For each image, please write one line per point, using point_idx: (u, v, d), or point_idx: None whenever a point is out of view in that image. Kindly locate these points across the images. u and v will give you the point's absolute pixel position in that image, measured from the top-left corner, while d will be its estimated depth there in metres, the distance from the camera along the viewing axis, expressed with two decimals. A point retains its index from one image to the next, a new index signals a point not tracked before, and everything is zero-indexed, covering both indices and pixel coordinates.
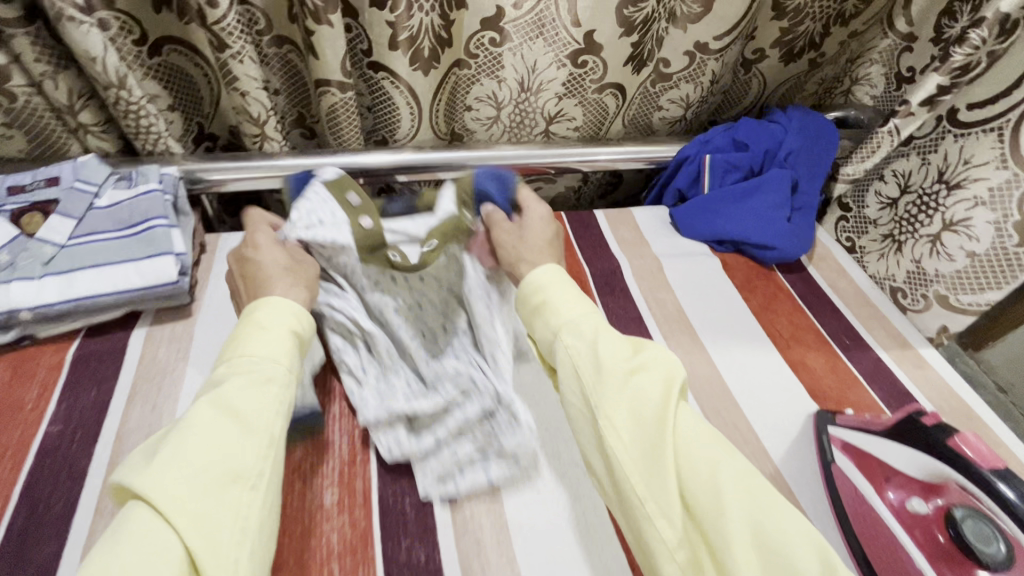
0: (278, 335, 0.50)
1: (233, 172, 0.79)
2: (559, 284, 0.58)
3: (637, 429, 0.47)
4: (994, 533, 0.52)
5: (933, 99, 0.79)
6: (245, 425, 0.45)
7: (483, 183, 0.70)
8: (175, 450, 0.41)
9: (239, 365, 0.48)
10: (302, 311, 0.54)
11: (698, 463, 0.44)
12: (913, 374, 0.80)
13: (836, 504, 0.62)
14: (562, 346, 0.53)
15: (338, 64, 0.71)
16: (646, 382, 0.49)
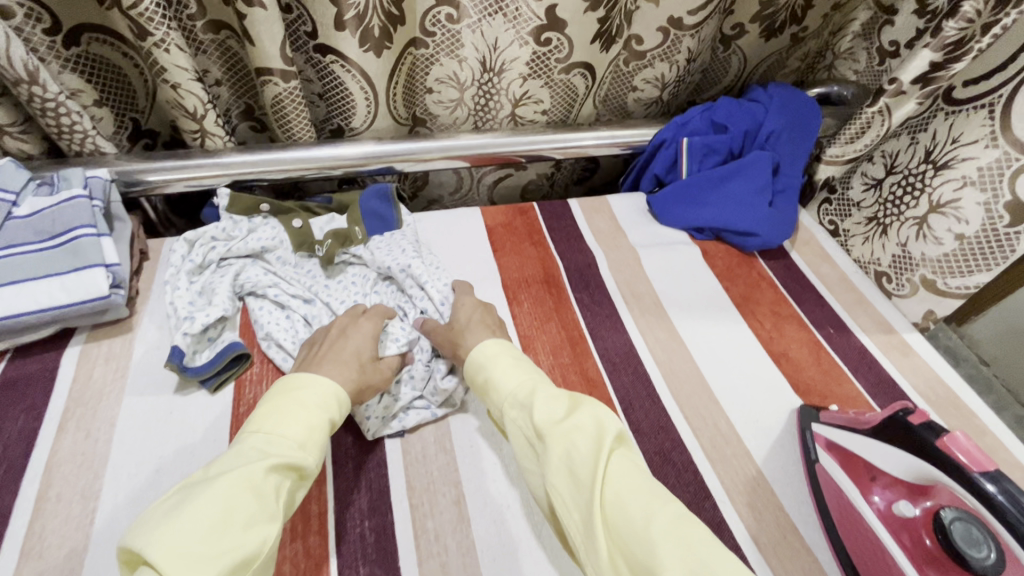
0: (314, 418, 0.50)
1: (173, 173, 0.73)
2: (500, 357, 0.57)
3: (574, 486, 0.46)
4: (983, 536, 0.48)
5: (926, 76, 0.75)
6: (268, 507, 0.42)
7: (367, 205, 0.78)
8: (202, 521, 0.39)
9: (271, 439, 0.47)
10: (343, 395, 0.53)
11: (629, 520, 0.42)
12: (898, 362, 0.77)
13: (821, 506, 0.59)
14: (508, 419, 0.53)
15: (277, 49, 0.65)
16: (580, 439, 0.47)
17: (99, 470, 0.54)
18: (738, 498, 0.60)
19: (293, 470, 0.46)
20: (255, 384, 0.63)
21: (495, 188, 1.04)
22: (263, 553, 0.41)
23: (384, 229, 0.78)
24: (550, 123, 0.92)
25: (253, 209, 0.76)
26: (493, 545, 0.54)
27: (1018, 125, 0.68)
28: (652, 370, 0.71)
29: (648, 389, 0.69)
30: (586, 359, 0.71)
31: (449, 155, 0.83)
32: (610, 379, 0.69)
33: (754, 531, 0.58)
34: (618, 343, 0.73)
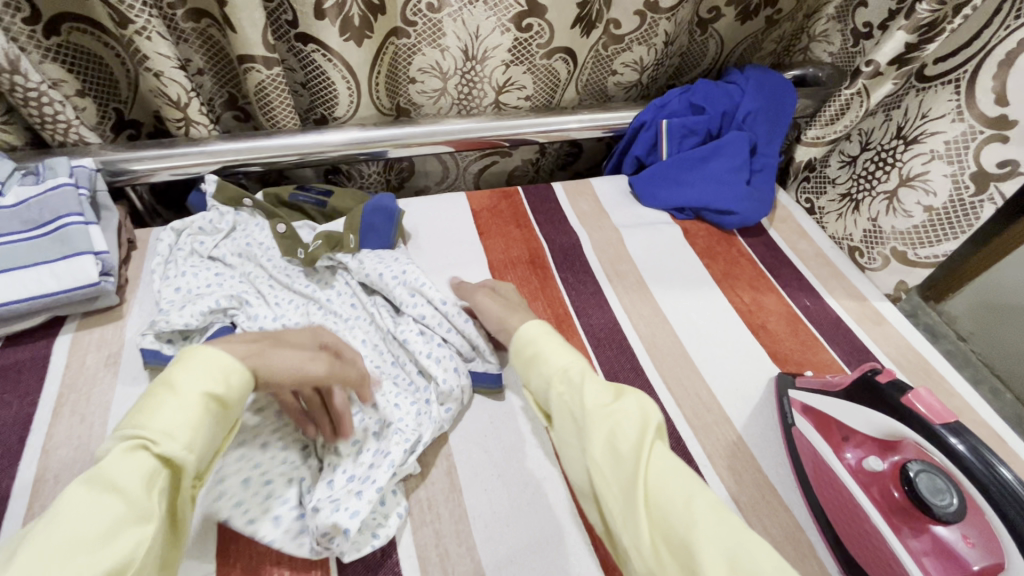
0: (185, 404, 0.43)
1: (158, 161, 0.73)
2: (550, 337, 0.59)
3: (616, 464, 0.48)
4: (947, 485, 0.51)
5: (903, 57, 0.77)
6: (135, 507, 0.38)
7: (369, 217, 0.75)
8: (53, 542, 0.34)
9: (132, 437, 0.40)
10: (230, 373, 0.46)
11: (672, 499, 0.44)
12: (871, 330, 0.80)
13: (797, 463, 0.62)
14: (557, 395, 0.54)
15: (259, 36, 0.66)
16: (628, 425, 0.50)
17: (96, 452, 0.55)
18: (719, 462, 0.63)
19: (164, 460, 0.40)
20: None
21: (481, 175, 1.06)
22: (141, 555, 0.37)
23: (377, 245, 0.75)
24: (533, 108, 0.93)
25: (237, 202, 0.77)
26: (484, 511, 0.56)
27: (981, 101, 0.71)
28: (636, 345, 0.73)
29: (631, 363, 0.71)
30: (572, 335, 0.73)
31: (434, 140, 0.84)
32: (595, 353, 0.71)
33: (735, 493, 0.61)
34: (603, 320, 0.75)
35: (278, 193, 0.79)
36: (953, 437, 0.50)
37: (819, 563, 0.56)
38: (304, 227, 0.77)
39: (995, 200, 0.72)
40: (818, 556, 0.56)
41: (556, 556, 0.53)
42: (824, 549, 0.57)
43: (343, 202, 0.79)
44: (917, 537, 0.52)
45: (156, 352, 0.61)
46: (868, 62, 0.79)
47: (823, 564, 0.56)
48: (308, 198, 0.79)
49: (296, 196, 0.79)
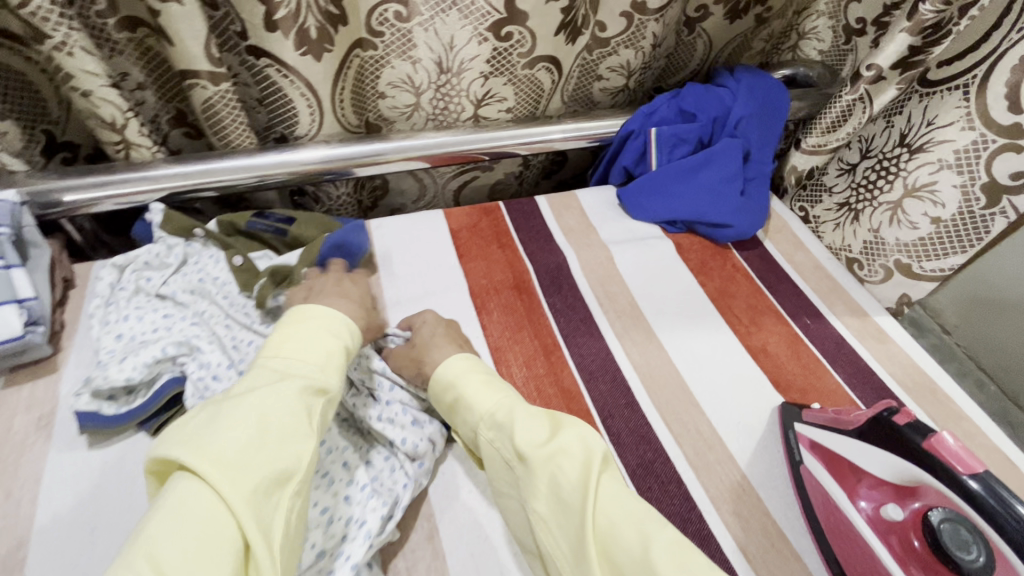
0: (330, 344, 0.50)
1: (97, 190, 0.65)
2: (470, 374, 0.55)
3: (560, 514, 0.45)
4: (971, 537, 0.46)
5: (905, 61, 0.72)
6: (302, 423, 0.43)
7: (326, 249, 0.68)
8: (242, 437, 0.40)
9: (290, 362, 0.47)
10: (353, 329, 0.54)
11: (625, 547, 0.41)
12: (874, 349, 0.76)
13: (808, 509, 0.58)
14: (483, 439, 0.51)
15: (202, 49, 0.58)
16: (568, 464, 0.46)
17: (23, 535, 0.48)
18: (724, 507, 0.58)
19: (321, 391, 0.47)
20: None
21: (460, 191, 0.99)
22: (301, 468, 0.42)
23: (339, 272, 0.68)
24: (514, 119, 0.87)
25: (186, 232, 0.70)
26: None
27: (994, 108, 0.67)
28: (631, 376, 0.68)
29: (627, 398, 0.66)
30: (562, 369, 0.68)
31: (407, 156, 0.78)
32: (587, 389, 0.66)
33: (742, 542, 0.56)
34: (594, 349, 0.70)
35: (233, 220, 0.71)
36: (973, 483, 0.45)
37: None
38: (262, 257, 0.70)
39: (1007, 212, 0.68)
40: None
41: None
42: None
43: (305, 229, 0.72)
44: None
45: (93, 413, 0.54)
46: (869, 66, 0.75)
47: None
48: (265, 225, 0.72)
49: (252, 222, 0.71)
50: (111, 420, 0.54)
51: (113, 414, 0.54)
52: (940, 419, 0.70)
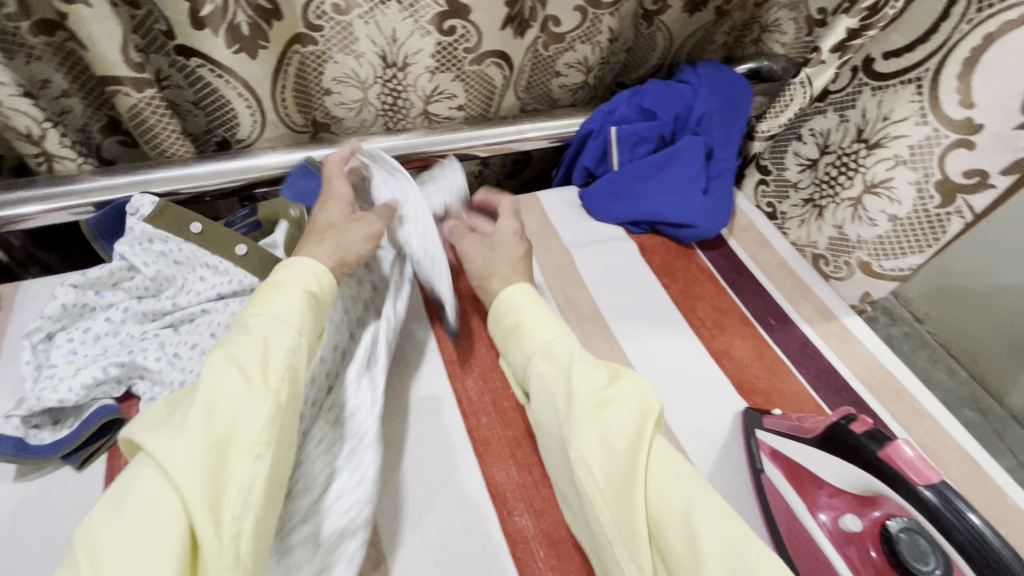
0: (290, 293, 0.47)
1: (22, 206, 0.61)
2: (532, 306, 0.58)
3: (608, 459, 0.45)
4: (929, 550, 0.45)
5: (842, 44, 0.74)
6: (258, 386, 0.41)
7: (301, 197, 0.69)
8: (194, 410, 0.38)
9: (251, 321, 0.45)
10: (323, 271, 0.51)
11: (666, 499, 0.42)
12: (838, 349, 0.75)
13: (771, 522, 0.57)
14: (536, 372, 0.52)
15: (120, 53, 0.55)
16: (622, 411, 0.48)
17: None
18: None
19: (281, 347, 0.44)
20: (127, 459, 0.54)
21: None
22: (260, 435, 0.40)
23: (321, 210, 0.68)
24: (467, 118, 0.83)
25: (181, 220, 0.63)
26: None
27: (947, 102, 0.65)
28: None
29: None
30: None
31: None
32: None
33: None
34: None
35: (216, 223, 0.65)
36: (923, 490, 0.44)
37: None
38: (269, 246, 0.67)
39: (963, 213, 0.67)
40: None
41: None
42: None
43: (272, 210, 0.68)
44: None
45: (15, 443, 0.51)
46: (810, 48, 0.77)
47: None
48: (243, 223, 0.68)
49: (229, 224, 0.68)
50: (37, 451, 0.51)
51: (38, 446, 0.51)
52: (902, 419, 0.69)
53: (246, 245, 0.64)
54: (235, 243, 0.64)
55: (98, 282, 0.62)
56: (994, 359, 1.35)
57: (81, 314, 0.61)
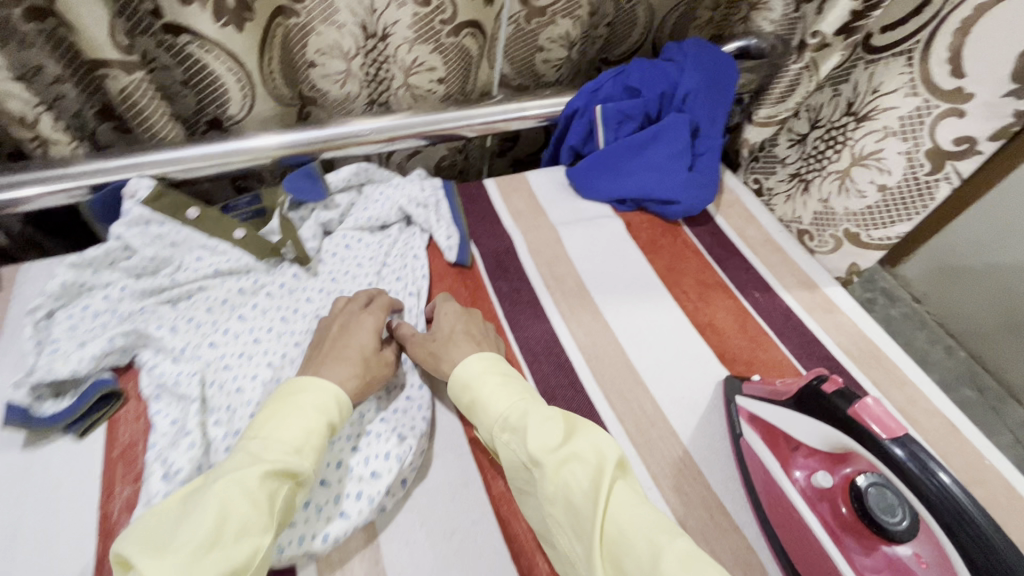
0: (313, 421, 0.48)
1: (16, 190, 0.62)
2: (488, 374, 0.54)
3: (572, 516, 0.44)
4: (897, 501, 0.48)
5: (848, 26, 0.71)
6: (263, 516, 0.41)
7: (293, 185, 0.72)
8: (198, 534, 0.38)
9: (266, 443, 0.45)
10: (345, 399, 0.51)
11: (632, 561, 0.40)
12: (821, 320, 0.76)
13: (749, 485, 0.58)
14: (501, 442, 0.50)
15: (107, 36, 0.56)
16: (577, 474, 0.45)
17: None
18: (664, 482, 0.59)
19: (291, 476, 0.44)
20: (129, 424, 0.57)
21: (408, 159, 0.91)
22: (253, 566, 0.39)
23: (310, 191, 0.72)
24: (448, 93, 0.83)
25: (179, 207, 0.67)
26: (405, 567, 0.51)
27: (937, 74, 0.64)
28: (575, 357, 0.68)
29: (570, 378, 0.66)
30: (507, 354, 0.67)
31: (346, 142, 0.76)
32: (530, 371, 0.66)
33: (682, 516, 0.57)
34: (539, 332, 0.70)
35: (220, 218, 0.68)
36: (895, 446, 0.45)
37: None
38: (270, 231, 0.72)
39: (952, 178, 0.68)
40: None
41: None
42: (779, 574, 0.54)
43: (274, 198, 0.72)
44: (869, 556, 0.49)
45: (25, 411, 0.54)
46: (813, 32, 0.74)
47: None
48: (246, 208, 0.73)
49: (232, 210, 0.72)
50: (44, 421, 0.54)
51: (45, 416, 0.54)
52: (881, 384, 0.71)
53: (245, 229, 0.69)
54: (234, 225, 0.69)
55: (95, 262, 0.64)
56: (1000, 340, 1.37)
57: (80, 293, 0.63)
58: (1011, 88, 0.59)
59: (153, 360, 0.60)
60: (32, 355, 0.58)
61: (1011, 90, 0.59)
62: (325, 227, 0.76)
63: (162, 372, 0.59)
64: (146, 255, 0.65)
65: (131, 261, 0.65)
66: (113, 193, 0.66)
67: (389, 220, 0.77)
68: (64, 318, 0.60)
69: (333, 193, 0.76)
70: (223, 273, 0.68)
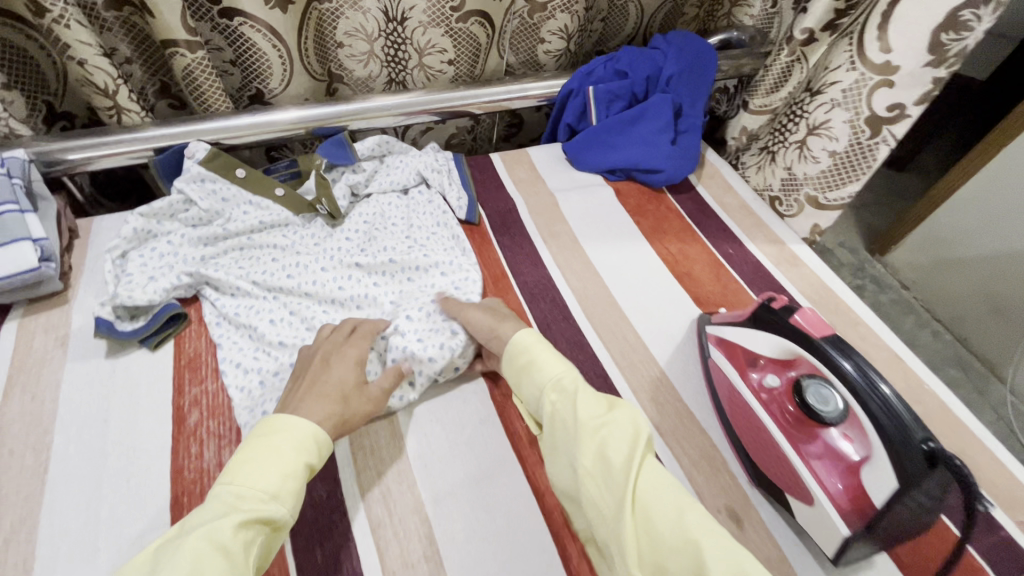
0: (289, 464, 0.50)
1: (95, 150, 0.74)
2: (544, 346, 0.63)
3: (606, 473, 0.51)
4: (831, 393, 0.58)
5: (832, 21, 0.81)
6: (236, 569, 0.42)
7: (327, 151, 0.84)
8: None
9: (242, 490, 0.47)
10: (322, 437, 0.53)
11: (662, 510, 0.47)
12: (787, 272, 0.86)
13: (714, 393, 0.68)
14: (550, 405, 0.58)
15: (178, 20, 0.68)
16: (619, 436, 0.52)
17: (49, 425, 0.59)
18: (642, 394, 0.69)
19: (267, 522, 0.46)
20: (194, 339, 0.68)
21: (422, 134, 1.02)
22: None
23: (339, 154, 0.84)
24: (457, 74, 0.95)
25: (227, 169, 0.78)
26: (423, 452, 0.62)
27: (870, 50, 0.75)
28: (569, 297, 0.79)
29: (564, 314, 0.76)
30: (508, 293, 0.78)
31: (370, 115, 0.87)
32: (530, 307, 0.76)
33: (656, 421, 0.67)
34: (537, 277, 0.81)
35: (260, 180, 0.79)
36: (844, 360, 0.55)
37: (732, 475, 0.63)
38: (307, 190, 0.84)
39: (888, 140, 0.80)
40: (730, 469, 0.63)
41: (487, 488, 0.59)
42: (735, 461, 0.64)
43: (310, 163, 0.84)
44: (808, 441, 0.60)
45: (110, 324, 0.65)
46: (802, 30, 0.82)
47: (734, 475, 0.63)
48: (285, 170, 0.84)
49: (273, 172, 0.84)
50: (125, 333, 0.66)
51: (124, 329, 0.66)
52: (839, 324, 0.81)
53: (284, 188, 0.81)
54: (275, 185, 0.80)
55: (159, 212, 0.76)
56: (984, 324, 1.48)
57: (147, 239, 0.75)
58: (928, 59, 0.70)
59: (212, 293, 0.71)
60: (111, 284, 0.69)
61: (929, 61, 0.70)
62: (352, 189, 0.87)
63: (224, 305, 0.70)
64: (202, 207, 0.76)
65: (190, 214, 0.77)
66: (174, 155, 0.78)
67: (409, 184, 0.88)
68: (136, 258, 0.72)
69: (360, 160, 0.88)
70: (272, 224, 0.79)
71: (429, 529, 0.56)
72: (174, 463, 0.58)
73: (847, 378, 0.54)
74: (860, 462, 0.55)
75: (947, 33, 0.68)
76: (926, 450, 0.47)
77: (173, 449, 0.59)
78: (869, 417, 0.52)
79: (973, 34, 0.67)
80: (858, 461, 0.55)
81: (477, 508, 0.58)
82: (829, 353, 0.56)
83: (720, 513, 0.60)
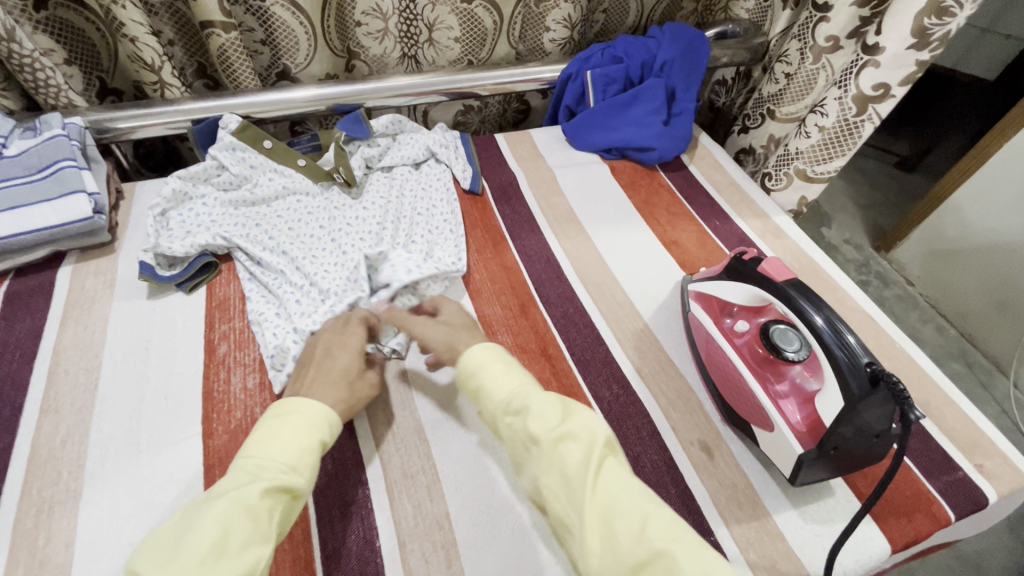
0: (304, 440, 0.50)
1: (139, 121, 0.83)
2: (491, 363, 0.57)
3: (565, 485, 0.48)
4: (793, 334, 0.64)
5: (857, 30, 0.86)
6: (262, 530, 0.44)
7: (346, 127, 0.92)
8: (203, 547, 0.41)
9: (260, 461, 0.48)
10: (334, 417, 0.54)
11: (625, 520, 0.45)
12: (771, 242, 0.92)
13: (693, 344, 0.74)
14: (507, 424, 0.54)
15: (216, 4, 0.77)
16: (573, 450, 0.49)
17: (98, 350, 0.68)
18: (627, 343, 0.75)
19: (287, 491, 0.47)
20: (224, 284, 0.77)
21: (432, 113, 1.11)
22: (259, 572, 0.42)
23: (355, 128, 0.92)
24: (464, 51, 1.03)
25: (256, 143, 0.87)
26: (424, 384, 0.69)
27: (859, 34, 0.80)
28: (562, 259, 0.85)
29: (557, 274, 0.83)
30: (506, 254, 0.85)
31: (383, 95, 0.95)
32: (526, 266, 0.84)
33: (638, 365, 0.73)
34: (534, 242, 0.87)
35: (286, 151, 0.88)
36: (816, 314, 0.59)
37: (706, 416, 0.69)
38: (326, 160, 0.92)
39: (872, 119, 0.87)
40: (705, 409, 0.69)
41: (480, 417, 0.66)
42: (710, 404, 0.70)
43: (330, 137, 0.92)
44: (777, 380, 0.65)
45: (151, 268, 0.73)
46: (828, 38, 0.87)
47: (709, 416, 0.69)
48: (307, 145, 0.94)
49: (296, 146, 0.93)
50: (163, 278, 0.73)
51: (162, 274, 0.73)
52: (818, 289, 0.86)
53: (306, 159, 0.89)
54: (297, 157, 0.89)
55: (195, 176, 0.85)
56: (989, 320, 1.49)
57: (183, 200, 0.84)
58: (912, 42, 0.76)
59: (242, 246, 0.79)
60: (153, 236, 0.78)
61: (912, 43, 0.76)
62: (368, 162, 0.94)
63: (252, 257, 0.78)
64: (233, 172, 0.85)
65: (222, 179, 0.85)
66: (209, 126, 0.86)
67: (420, 158, 0.95)
68: (176, 215, 0.81)
69: (375, 135, 0.96)
70: (296, 189, 0.87)
71: (427, 447, 0.63)
72: (206, 387, 0.65)
73: (816, 332, 0.58)
74: (819, 393, 0.61)
75: (930, 19, 0.73)
76: (870, 372, 0.53)
77: (211, 377, 0.66)
78: (827, 358, 0.57)
79: (954, 20, 0.72)
80: (817, 392, 0.61)
81: (471, 433, 0.64)
82: (793, 299, 0.61)
83: (692, 445, 0.66)
